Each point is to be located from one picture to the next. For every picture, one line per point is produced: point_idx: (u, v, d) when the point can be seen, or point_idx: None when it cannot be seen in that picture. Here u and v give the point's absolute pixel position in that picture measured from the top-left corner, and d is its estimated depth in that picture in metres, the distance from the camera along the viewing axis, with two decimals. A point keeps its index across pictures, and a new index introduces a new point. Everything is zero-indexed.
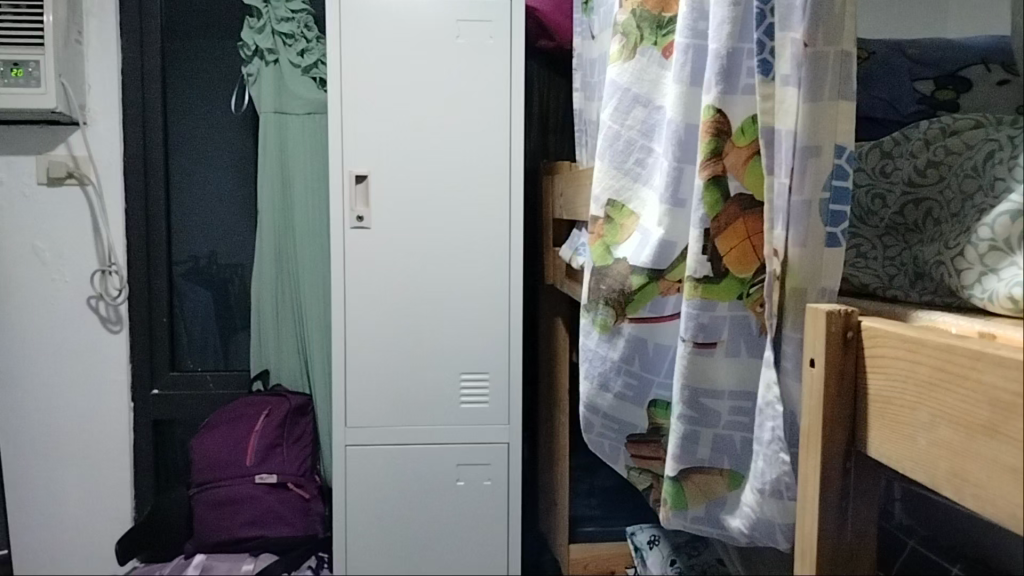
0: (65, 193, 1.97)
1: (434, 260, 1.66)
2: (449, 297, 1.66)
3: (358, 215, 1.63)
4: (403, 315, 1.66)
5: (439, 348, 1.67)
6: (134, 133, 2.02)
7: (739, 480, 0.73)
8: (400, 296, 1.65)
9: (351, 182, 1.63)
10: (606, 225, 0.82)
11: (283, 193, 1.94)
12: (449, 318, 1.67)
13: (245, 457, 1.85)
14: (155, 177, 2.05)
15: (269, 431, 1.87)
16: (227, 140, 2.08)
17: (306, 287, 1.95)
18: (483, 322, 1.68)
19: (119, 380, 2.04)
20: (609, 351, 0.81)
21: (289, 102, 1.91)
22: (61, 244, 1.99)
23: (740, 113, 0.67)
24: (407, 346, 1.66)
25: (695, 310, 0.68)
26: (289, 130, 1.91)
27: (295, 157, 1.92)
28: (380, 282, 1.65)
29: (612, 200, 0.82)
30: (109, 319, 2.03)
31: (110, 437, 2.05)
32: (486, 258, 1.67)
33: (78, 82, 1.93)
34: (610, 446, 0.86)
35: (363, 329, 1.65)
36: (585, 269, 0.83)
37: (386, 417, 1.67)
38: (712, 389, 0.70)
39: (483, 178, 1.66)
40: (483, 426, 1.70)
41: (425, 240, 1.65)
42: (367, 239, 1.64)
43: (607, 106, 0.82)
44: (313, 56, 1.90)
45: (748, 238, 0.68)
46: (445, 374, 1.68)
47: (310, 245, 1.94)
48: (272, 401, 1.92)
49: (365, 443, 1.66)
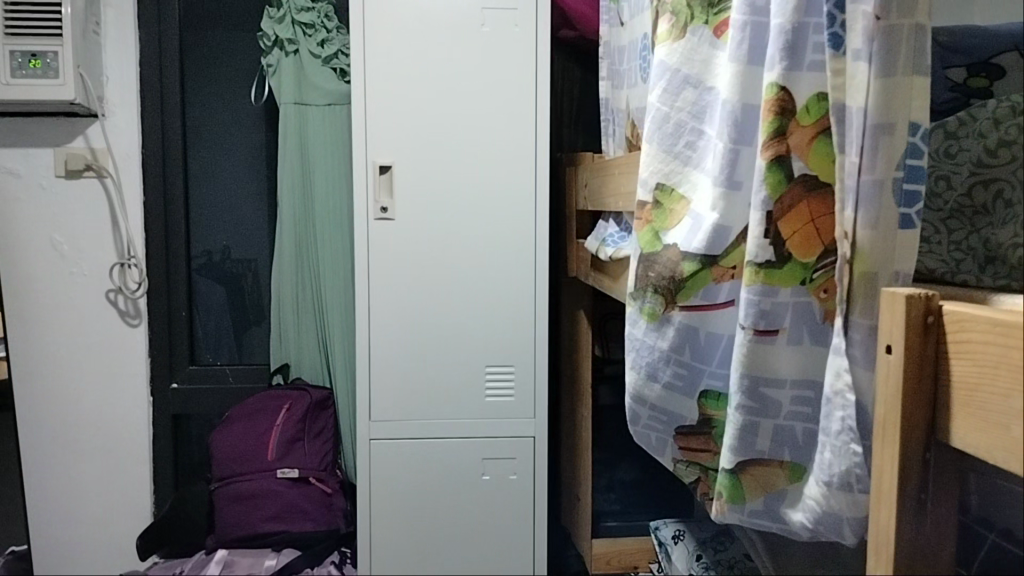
0: (83, 186, 1.96)
1: (460, 251, 1.63)
2: (475, 290, 1.64)
3: (382, 206, 1.61)
4: (428, 307, 1.63)
5: (466, 341, 1.65)
6: (153, 125, 2.00)
7: (800, 473, 0.70)
8: (424, 289, 1.63)
9: (375, 172, 1.61)
10: (654, 210, 0.79)
11: (303, 186, 1.92)
12: (474, 310, 1.64)
13: (266, 452, 1.84)
14: (174, 170, 2.03)
15: (291, 426, 1.86)
16: (246, 132, 2.06)
17: (326, 280, 1.93)
18: (510, 315, 1.65)
19: (138, 375, 2.03)
20: (658, 341, 0.79)
21: (309, 92, 1.88)
22: (80, 238, 1.98)
23: (806, 91, 0.65)
24: (432, 339, 1.64)
25: (756, 297, 0.66)
26: (309, 121, 1.89)
27: (316, 149, 1.90)
28: (404, 274, 1.63)
29: (661, 183, 0.79)
30: (128, 313, 2.01)
31: (129, 432, 2.04)
32: (513, 249, 1.64)
33: (95, 74, 1.91)
34: (657, 439, 0.83)
35: (387, 322, 1.63)
36: (632, 256, 0.81)
37: (410, 411, 1.65)
38: (773, 378, 0.68)
39: (509, 168, 1.63)
40: (509, 420, 1.67)
41: (450, 230, 1.63)
42: (392, 231, 1.62)
43: (655, 88, 0.79)
44: (334, 46, 1.88)
45: (812, 222, 0.66)
46: (471, 367, 1.65)
47: (331, 238, 1.92)
48: (294, 395, 1.90)
49: (390, 437, 1.64)
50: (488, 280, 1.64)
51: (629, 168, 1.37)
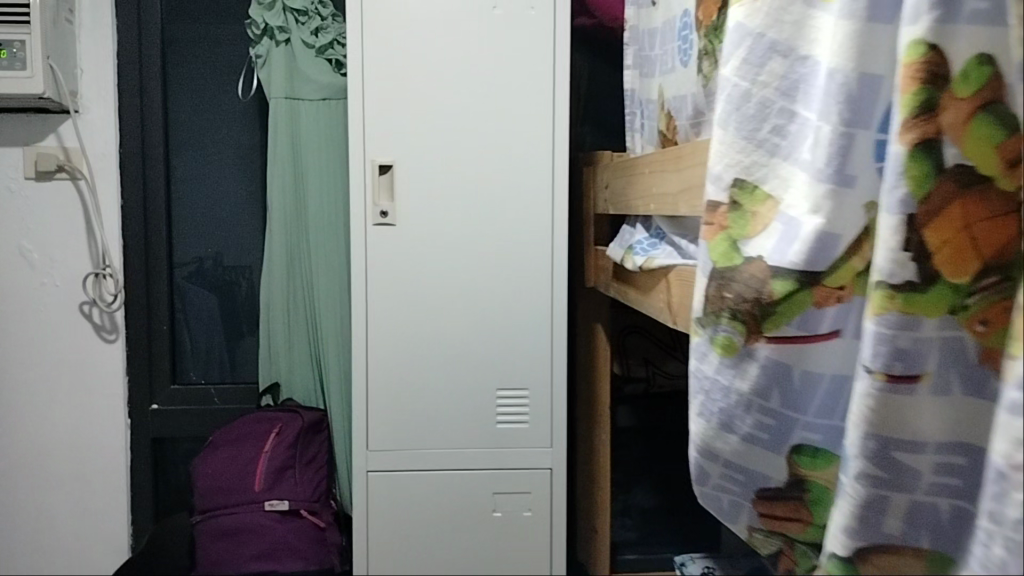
0: (55, 189, 1.79)
1: (469, 260, 1.46)
2: (485, 303, 1.47)
3: (381, 210, 1.44)
4: (433, 322, 1.46)
5: (474, 361, 1.47)
6: (132, 121, 1.82)
7: (940, 562, 0.60)
8: (430, 302, 1.46)
9: (374, 173, 1.44)
10: (730, 213, 0.65)
11: (295, 188, 1.74)
12: (486, 327, 1.47)
13: (253, 483, 1.66)
14: (155, 170, 1.85)
15: (280, 453, 1.68)
16: (235, 129, 1.88)
17: (321, 291, 1.75)
18: (523, 332, 1.48)
19: (114, 395, 1.85)
20: (737, 381, 0.65)
21: (301, 85, 1.71)
22: (52, 246, 1.80)
23: (964, 53, 0.54)
24: (438, 358, 1.47)
25: (890, 332, 0.56)
26: (301, 117, 1.71)
27: (309, 146, 1.72)
28: (407, 286, 1.45)
29: (740, 179, 0.65)
30: (104, 327, 1.84)
31: (105, 457, 1.86)
32: (529, 259, 1.47)
33: (68, 66, 1.74)
34: (730, 502, 0.71)
35: (386, 339, 1.46)
36: (701, 270, 0.67)
37: (412, 439, 1.47)
38: (912, 442, 0.58)
39: (523, 168, 1.46)
40: (523, 450, 1.49)
41: (457, 237, 1.46)
42: (394, 238, 1.45)
43: (732, 58, 0.65)
44: (329, 35, 1.70)
45: (964, 230, 0.56)
46: (481, 391, 1.48)
47: (325, 245, 1.75)
48: (284, 418, 1.73)
49: (389, 468, 1.47)
50: (500, 293, 1.47)
51: (662, 164, 1.20)
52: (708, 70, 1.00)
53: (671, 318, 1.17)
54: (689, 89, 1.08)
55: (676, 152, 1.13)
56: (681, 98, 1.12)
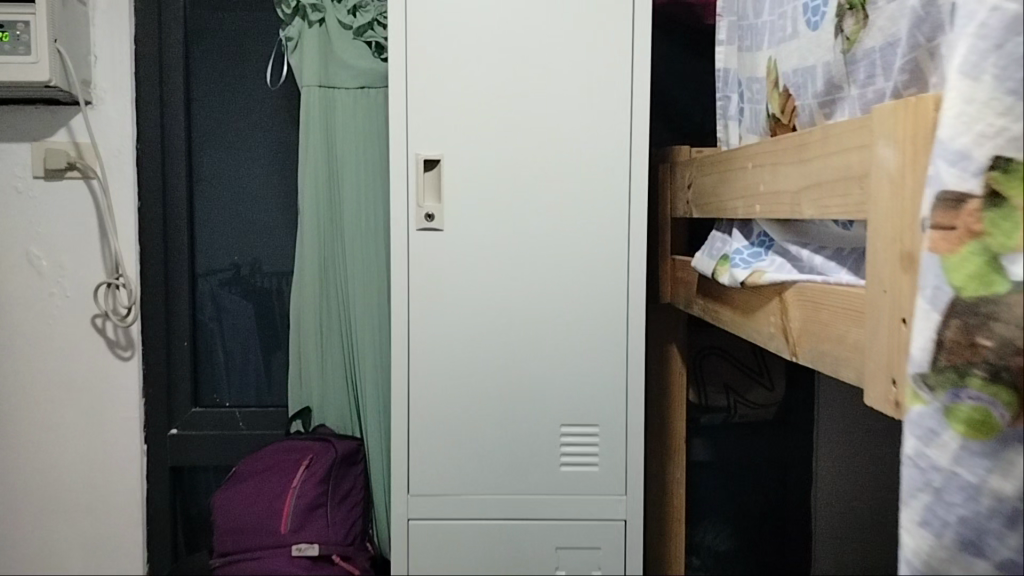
0: (65, 189, 1.58)
1: (529, 272, 1.24)
2: (548, 323, 1.25)
3: (427, 212, 1.23)
4: (487, 345, 1.25)
5: (536, 392, 1.25)
6: (151, 113, 1.62)
7: None
8: (483, 322, 1.25)
9: (419, 168, 1.23)
10: (987, 211, 0.47)
11: (329, 187, 1.53)
12: (551, 351, 1.25)
13: (279, 524, 1.44)
14: (176, 167, 1.65)
15: (310, 489, 1.46)
16: (265, 121, 1.67)
17: (357, 305, 1.54)
18: (596, 359, 1.25)
19: (130, 420, 1.64)
20: (995, 480, 0.48)
21: (337, 71, 1.50)
22: (62, 253, 1.59)
23: None
24: (494, 388, 1.25)
25: None
26: (336, 107, 1.51)
27: (344, 140, 1.51)
28: (456, 303, 1.24)
29: (1004, 162, 0.47)
30: (118, 342, 1.62)
31: (119, 490, 1.65)
32: (601, 271, 1.24)
33: (80, 52, 1.53)
34: None
35: (431, 364, 1.25)
36: (927, 287, 0.50)
37: (462, 482, 1.26)
38: None
39: (595, 162, 1.24)
40: (593, 498, 1.26)
41: (516, 245, 1.24)
42: (443, 245, 1.24)
43: None
44: (368, 14, 1.48)
45: None
46: (542, 426, 1.26)
47: (364, 251, 1.53)
48: (315, 448, 1.51)
49: (435, 515, 1.26)
50: (566, 312, 1.25)
51: (780, 153, 0.95)
52: (854, 29, 0.79)
53: (790, 349, 0.93)
54: (820, 57, 0.86)
55: (802, 142, 0.89)
56: (805, 70, 0.89)
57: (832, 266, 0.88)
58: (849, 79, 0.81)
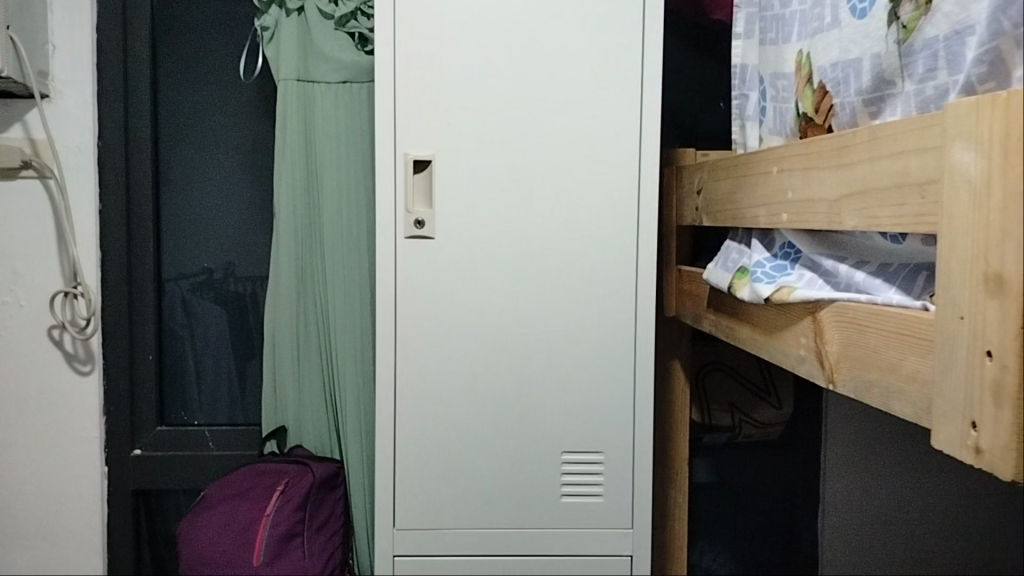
0: (20, 190, 1.45)
1: (529, 284, 1.14)
2: (550, 340, 1.15)
3: (417, 218, 1.12)
4: (483, 364, 1.14)
5: (535, 416, 1.15)
6: (113, 108, 1.49)
7: None
8: (478, 338, 1.14)
9: (408, 170, 1.12)
10: None
11: (307, 190, 1.41)
12: (552, 370, 1.15)
13: (251, 556, 1.29)
14: (140, 166, 1.52)
15: (286, 516, 1.33)
16: (238, 117, 1.55)
17: (337, 318, 1.42)
18: (601, 379, 1.15)
19: (90, 440, 1.51)
20: None
21: (317, 65, 1.39)
22: (16, 259, 1.46)
23: None
24: (490, 412, 1.15)
25: None
26: (316, 104, 1.39)
27: (324, 139, 1.40)
28: (449, 318, 1.14)
29: None
30: (76, 357, 1.50)
31: (78, 515, 1.52)
32: (607, 283, 1.14)
33: (36, 41, 1.40)
34: None
35: (421, 385, 1.14)
36: None
37: (455, 515, 1.16)
38: None
39: (601, 164, 1.14)
40: (597, 531, 1.17)
41: (514, 254, 1.14)
42: (434, 254, 1.13)
43: None
44: (351, 3, 1.36)
45: None
46: (542, 452, 1.16)
47: (344, 259, 1.42)
48: (290, 471, 1.40)
49: (425, 551, 1.16)
50: (569, 327, 1.15)
51: (815, 156, 0.85)
52: (912, 16, 0.70)
53: (826, 376, 0.83)
54: (868, 49, 0.77)
55: (844, 143, 0.79)
56: (846, 64, 0.80)
57: (877, 284, 0.78)
58: (903, 73, 0.72)
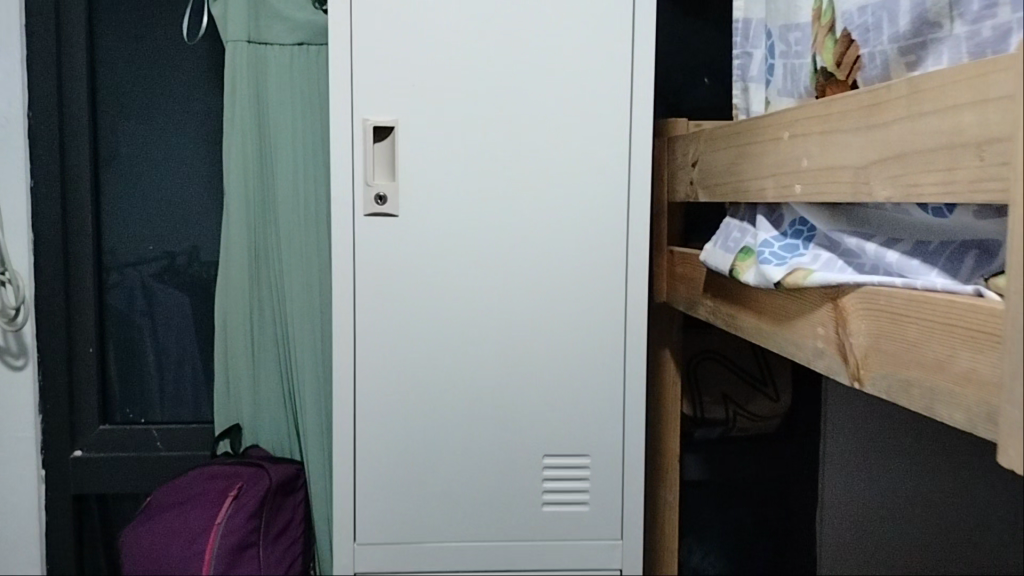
0: None
1: (505, 267, 1.02)
2: (530, 330, 1.03)
3: (378, 193, 0.99)
4: (454, 356, 1.02)
5: (513, 415, 1.04)
6: (45, 74, 1.34)
7: None
8: (448, 328, 1.02)
9: (369, 138, 0.99)
10: None
11: (260, 164, 1.28)
12: (532, 365, 1.03)
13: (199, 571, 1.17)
14: (76, 139, 1.37)
15: (238, 526, 1.20)
16: (186, 84, 1.41)
17: (295, 305, 1.29)
18: (586, 374, 1.04)
19: (24, 440, 1.38)
20: None
21: (269, 25, 1.25)
22: None
23: None
24: (462, 411, 1.03)
25: None
26: (269, 69, 1.26)
27: (276, 108, 1.26)
28: (415, 306, 1.01)
29: None
30: (8, 350, 1.36)
31: (12, 523, 1.39)
32: (593, 266, 1.03)
33: None
34: None
35: (385, 382, 1.02)
36: None
37: (423, 527, 1.04)
38: None
39: (585, 133, 1.02)
40: (580, 543, 1.06)
41: (487, 235, 1.02)
42: (398, 233, 1.00)
43: None
44: None
45: None
46: (520, 455, 1.04)
47: (302, 241, 1.29)
48: (245, 475, 1.25)
49: (390, 567, 1.04)
50: (551, 315, 1.03)
51: (837, 117, 0.72)
52: None
53: (851, 373, 0.71)
54: None
55: (877, 99, 0.66)
56: (877, 6, 0.68)
57: (915, 265, 0.66)
58: (953, 13, 0.60)
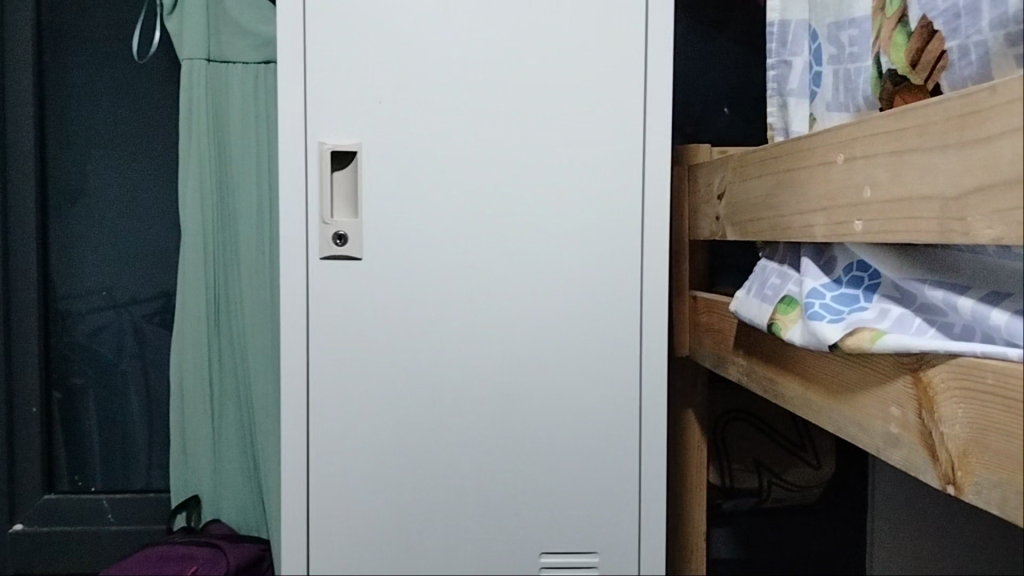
0: None
1: (491, 323, 0.86)
2: (521, 398, 0.86)
3: (337, 231, 0.84)
4: (430, 429, 0.86)
5: (501, 496, 0.87)
6: None
7: None
8: (423, 394, 0.86)
9: (327, 166, 0.83)
10: None
11: (220, 200, 1.12)
12: (524, 437, 0.87)
13: None
14: (20, 171, 1.22)
15: None
16: (142, 110, 1.25)
17: (259, 359, 1.12)
18: (590, 452, 0.87)
19: None
20: None
21: (231, 40, 1.10)
22: None
23: None
24: (439, 494, 0.87)
25: None
26: (230, 92, 1.10)
27: (238, 135, 1.11)
28: (384, 370, 0.85)
29: None
30: None
31: None
32: (598, 319, 0.86)
33: None
34: None
35: (349, 457, 0.86)
36: None
37: None
38: None
39: (587, 160, 0.86)
40: None
41: (468, 283, 0.86)
42: (363, 282, 0.85)
43: None
44: None
45: None
46: (509, 548, 0.87)
47: (266, 286, 1.12)
48: (201, 556, 1.05)
49: None
50: (546, 377, 0.86)
51: (913, 136, 0.55)
52: None
53: (943, 474, 0.53)
54: None
55: (974, 105, 0.49)
56: None
57: None
58: None
